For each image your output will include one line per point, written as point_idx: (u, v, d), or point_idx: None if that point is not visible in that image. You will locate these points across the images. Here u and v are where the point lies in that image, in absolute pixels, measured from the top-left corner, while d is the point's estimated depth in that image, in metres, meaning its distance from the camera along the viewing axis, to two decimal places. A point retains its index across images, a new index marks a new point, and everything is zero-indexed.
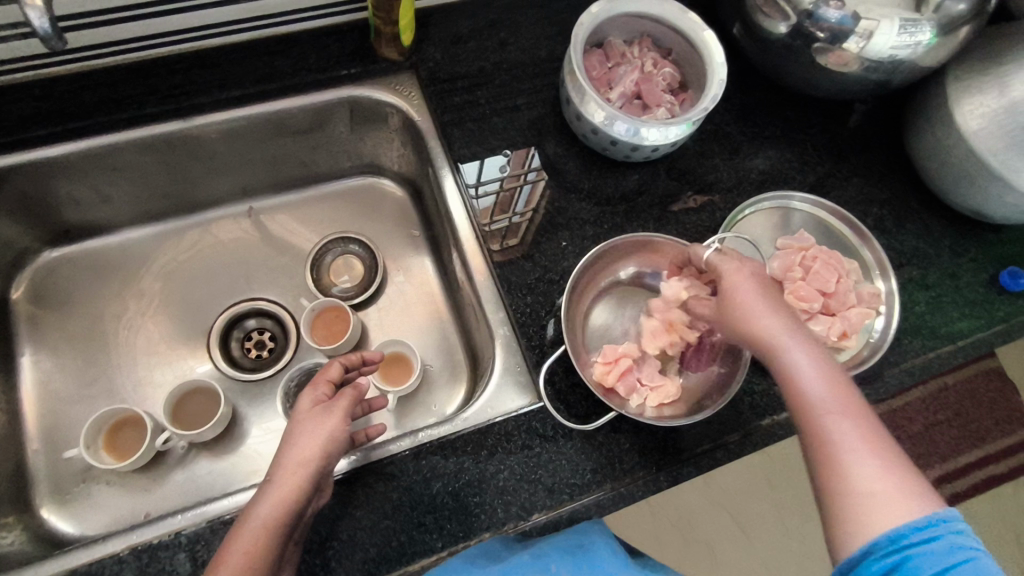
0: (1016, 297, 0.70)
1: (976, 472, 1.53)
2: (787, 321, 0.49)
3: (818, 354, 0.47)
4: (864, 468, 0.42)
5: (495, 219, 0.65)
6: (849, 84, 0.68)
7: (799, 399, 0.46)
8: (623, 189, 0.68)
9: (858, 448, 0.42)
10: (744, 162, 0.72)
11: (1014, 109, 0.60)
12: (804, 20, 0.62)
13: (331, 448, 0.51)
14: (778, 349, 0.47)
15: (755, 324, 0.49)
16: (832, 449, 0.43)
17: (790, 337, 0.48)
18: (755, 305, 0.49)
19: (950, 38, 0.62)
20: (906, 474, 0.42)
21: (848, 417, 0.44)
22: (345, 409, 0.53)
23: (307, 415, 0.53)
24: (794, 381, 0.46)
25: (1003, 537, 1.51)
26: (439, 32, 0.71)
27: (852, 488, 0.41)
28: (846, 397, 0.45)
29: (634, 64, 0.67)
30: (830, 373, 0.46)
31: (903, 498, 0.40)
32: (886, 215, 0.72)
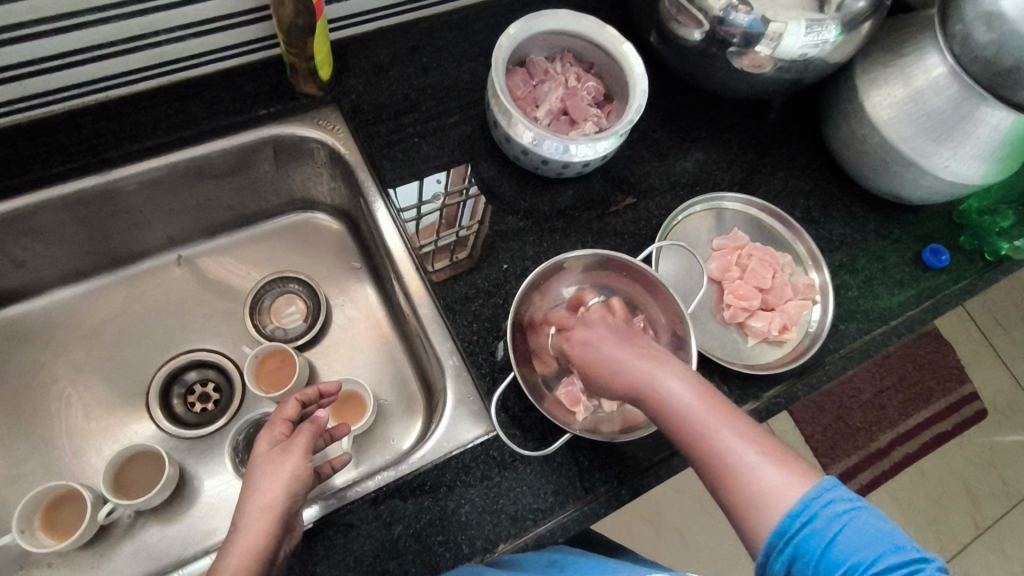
0: (938, 273, 0.74)
1: (923, 432, 1.61)
2: (647, 352, 0.50)
3: (676, 373, 0.49)
4: (751, 471, 0.44)
5: (442, 235, 0.64)
6: (765, 85, 0.70)
7: (676, 427, 0.47)
8: (558, 204, 0.68)
9: (742, 449, 0.45)
10: (674, 166, 0.73)
11: (918, 98, 0.64)
12: (716, 26, 0.64)
13: (294, 486, 0.49)
14: (642, 388, 0.48)
15: (616, 368, 0.50)
16: (725, 460, 0.45)
17: (649, 366, 0.49)
18: (612, 349, 0.51)
19: (854, 34, 0.65)
20: (782, 457, 0.45)
21: (724, 425, 0.46)
22: (305, 446, 0.52)
23: (266, 458, 0.51)
24: (670, 416, 0.47)
25: (956, 491, 1.59)
26: (358, 62, 0.69)
27: (750, 492, 0.44)
28: (711, 406, 0.47)
29: (558, 80, 0.68)
30: (695, 389, 0.48)
31: (789, 480, 0.44)
32: (813, 205, 0.75)
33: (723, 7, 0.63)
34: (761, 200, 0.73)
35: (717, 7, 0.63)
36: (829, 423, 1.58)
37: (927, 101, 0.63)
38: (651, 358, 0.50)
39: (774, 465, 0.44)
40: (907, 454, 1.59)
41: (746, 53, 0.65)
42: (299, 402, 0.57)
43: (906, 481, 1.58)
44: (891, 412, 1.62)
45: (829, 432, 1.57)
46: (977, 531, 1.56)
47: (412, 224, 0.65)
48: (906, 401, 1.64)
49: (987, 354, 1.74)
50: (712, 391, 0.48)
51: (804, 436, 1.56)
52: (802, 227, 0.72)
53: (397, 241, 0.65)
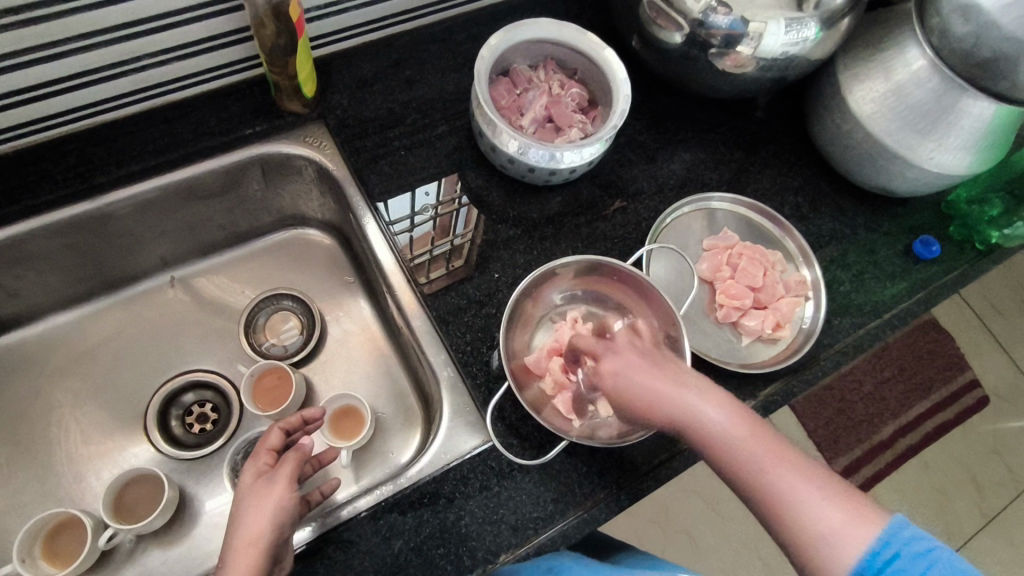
0: (930, 264, 0.74)
1: (926, 422, 1.61)
2: (689, 382, 0.49)
3: (726, 408, 0.47)
4: (814, 512, 0.43)
5: (436, 244, 0.64)
6: (748, 84, 0.71)
7: (731, 463, 0.46)
8: (547, 211, 0.68)
9: (800, 486, 0.44)
10: (662, 168, 0.74)
11: (901, 91, 0.64)
12: (696, 28, 0.65)
13: (280, 517, 0.48)
14: (691, 423, 0.47)
15: (661, 403, 0.48)
16: (784, 497, 0.44)
17: (697, 401, 0.47)
18: (655, 382, 0.49)
19: (833, 31, 0.66)
20: (842, 493, 0.44)
21: (779, 460, 0.45)
22: (289, 477, 0.51)
23: (250, 492, 0.50)
24: (722, 452, 0.46)
25: (961, 480, 1.59)
26: (342, 78, 0.69)
27: (814, 533, 0.42)
28: (763, 443, 0.46)
29: (542, 88, 0.68)
30: (746, 425, 0.46)
31: (853, 517, 0.42)
32: (802, 201, 0.75)
33: (702, 9, 0.63)
34: (749, 199, 0.73)
35: (696, 10, 0.63)
36: (831, 416, 1.58)
37: (910, 94, 0.64)
38: (698, 391, 0.48)
39: (835, 501, 0.43)
40: (911, 445, 1.59)
41: (727, 54, 0.65)
42: (282, 429, 0.57)
43: (911, 471, 1.58)
44: (893, 403, 1.62)
45: (832, 426, 1.57)
46: (984, 520, 1.56)
47: (404, 236, 0.66)
48: (907, 392, 1.64)
49: (986, 342, 1.74)
50: (760, 423, 0.47)
51: (806, 431, 1.56)
52: (791, 223, 0.72)
53: (388, 255, 0.65)
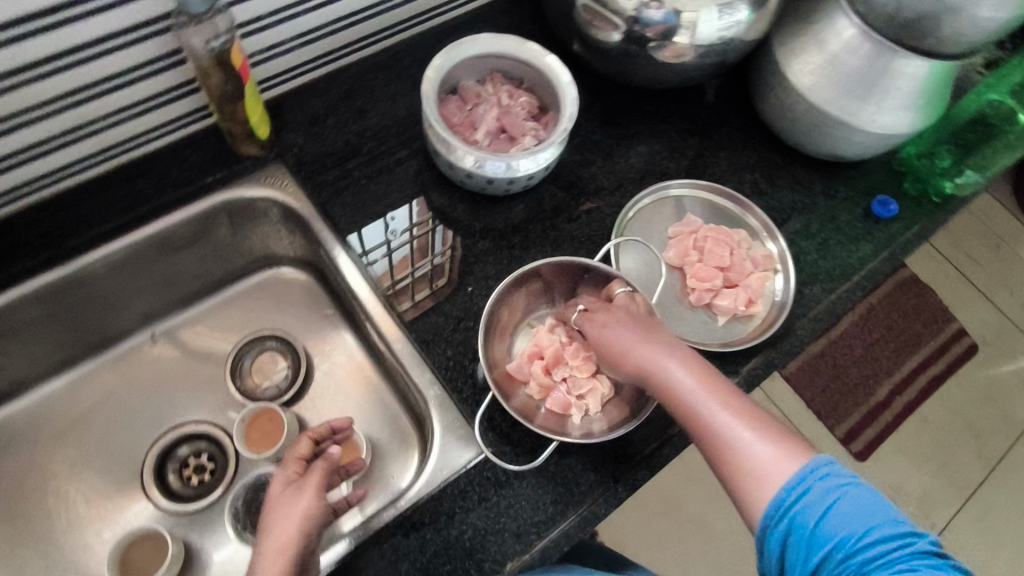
0: (890, 223, 0.76)
1: (920, 377, 1.64)
2: (654, 336, 0.56)
3: (684, 361, 0.54)
4: (751, 451, 0.49)
5: (416, 266, 0.66)
6: (691, 72, 0.73)
7: (683, 408, 0.52)
8: (512, 219, 0.70)
9: (741, 429, 0.50)
10: (619, 163, 0.75)
11: (836, 61, 0.67)
12: (632, 25, 0.67)
13: (309, 525, 0.51)
14: (653, 372, 0.54)
15: (629, 354, 0.55)
16: (724, 435, 0.50)
17: (660, 354, 0.54)
18: (625, 334, 0.56)
19: (763, 11, 0.68)
20: (779, 437, 0.50)
21: (725, 408, 0.51)
22: (317, 485, 0.54)
23: (280, 501, 0.53)
24: (676, 398, 0.52)
25: (962, 430, 1.61)
26: (295, 116, 0.70)
27: (749, 469, 0.49)
28: (715, 389, 0.52)
29: (491, 101, 0.70)
30: (700, 375, 0.53)
31: (785, 457, 0.49)
32: (759, 178, 0.77)
33: (635, 7, 0.65)
34: (708, 182, 0.74)
35: (630, 8, 0.66)
36: (826, 384, 1.60)
37: (845, 62, 0.66)
38: (662, 345, 0.55)
39: (771, 442, 0.49)
40: (908, 401, 1.61)
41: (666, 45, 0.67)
42: (311, 439, 0.59)
43: (911, 428, 1.60)
44: (885, 362, 1.64)
45: (829, 393, 1.59)
46: (988, 466, 1.58)
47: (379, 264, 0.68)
48: (898, 349, 1.66)
49: (967, 290, 1.77)
50: (716, 376, 0.53)
51: (804, 401, 1.58)
52: (750, 201, 0.74)
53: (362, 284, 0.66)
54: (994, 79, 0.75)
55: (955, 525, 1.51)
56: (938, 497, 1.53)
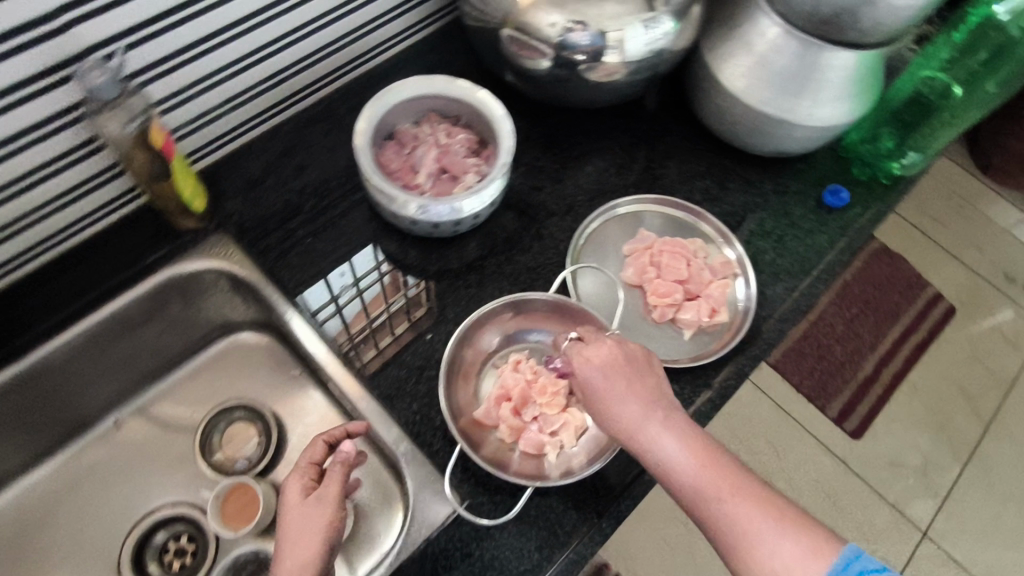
0: (842, 212, 0.76)
1: (904, 346, 1.65)
2: (651, 406, 0.52)
3: (680, 436, 0.50)
4: (764, 545, 0.45)
5: (391, 300, 0.66)
6: (625, 88, 0.73)
7: (684, 489, 0.49)
8: (466, 258, 0.68)
9: (752, 517, 0.46)
10: (567, 186, 0.74)
11: (764, 61, 0.67)
12: (560, 51, 0.66)
13: (331, 534, 0.50)
14: (649, 448, 0.50)
15: (620, 425, 0.52)
16: (732, 526, 0.47)
17: (654, 428, 0.51)
18: (616, 401, 0.52)
19: (687, 21, 0.68)
20: (798, 529, 0.46)
21: (730, 493, 0.47)
22: (338, 489, 0.53)
23: (298, 507, 0.52)
24: (675, 479, 0.49)
25: (952, 392, 1.62)
26: (231, 182, 0.69)
27: (763, 564, 0.45)
28: (718, 470, 0.48)
29: (429, 142, 0.69)
30: (699, 453, 0.49)
31: (801, 553, 0.45)
32: (708, 183, 0.77)
33: (559, 32, 0.65)
34: (654, 195, 0.73)
35: (554, 34, 0.65)
36: (813, 365, 1.60)
37: (774, 62, 0.67)
38: (656, 415, 0.51)
39: (784, 537, 0.45)
40: (896, 372, 1.62)
41: (597, 65, 0.67)
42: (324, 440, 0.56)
43: (903, 398, 1.60)
44: (868, 335, 1.65)
45: (817, 374, 1.59)
46: (983, 426, 1.59)
47: (331, 322, 0.66)
48: (879, 321, 1.67)
49: (938, 253, 1.79)
50: (716, 451, 0.50)
51: (794, 385, 1.58)
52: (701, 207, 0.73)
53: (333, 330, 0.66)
54: (920, 61, 0.76)
55: (960, 489, 1.51)
56: (938, 463, 1.53)
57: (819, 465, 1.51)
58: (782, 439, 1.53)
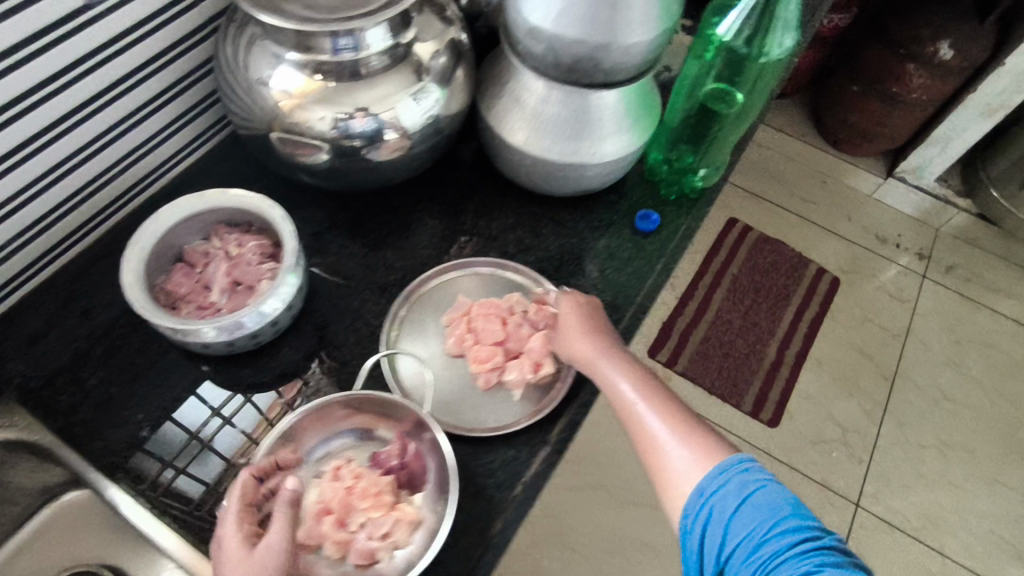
0: (657, 234, 0.77)
1: (799, 325, 1.71)
2: (603, 345, 0.62)
3: (627, 369, 0.61)
4: (670, 451, 0.56)
5: (292, 397, 0.64)
6: (415, 161, 0.73)
7: (621, 403, 0.60)
8: (280, 367, 0.66)
9: (668, 432, 0.57)
10: (380, 268, 0.73)
11: (536, 113, 0.69)
12: (341, 140, 0.66)
13: None
14: (597, 371, 0.61)
15: (576, 351, 0.63)
16: (650, 430, 0.58)
17: (608, 358, 0.62)
18: (574, 333, 0.63)
19: (452, 87, 0.70)
20: (701, 445, 0.56)
21: (659, 411, 0.59)
22: (285, 538, 0.49)
23: (242, 559, 0.48)
24: (616, 395, 0.60)
25: (855, 358, 1.67)
26: (12, 344, 0.65)
27: (667, 465, 0.56)
28: (653, 398, 0.59)
29: (218, 256, 0.66)
30: (640, 382, 0.60)
31: (695, 458, 0.55)
32: (522, 235, 0.77)
33: (337, 122, 0.65)
34: (455, 260, 0.73)
35: (331, 125, 0.65)
36: (720, 364, 1.63)
37: (545, 112, 0.68)
38: (610, 350, 0.62)
39: (683, 445, 0.56)
40: (797, 351, 1.67)
41: (380, 145, 0.67)
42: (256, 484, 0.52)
43: (811, 375, 1.64)
44: (764, 322, 1.71)
45: (725, 371, 1.62)
46: (889, 384, 1.65)
47: (210, 457, 0.61)
48: (771, 306, 1.74)
49: (812, 230, 1.89)
50: (655, 385, 0.61)
51: (706, 388, 1.60)
52: (506, 258, 0.74)
53: (231, 445, 0.62)
54: (675, 92, 0.80)
55: (882, 450, 1.55)
56: (856, 431, 1.57)
57: None
58: None
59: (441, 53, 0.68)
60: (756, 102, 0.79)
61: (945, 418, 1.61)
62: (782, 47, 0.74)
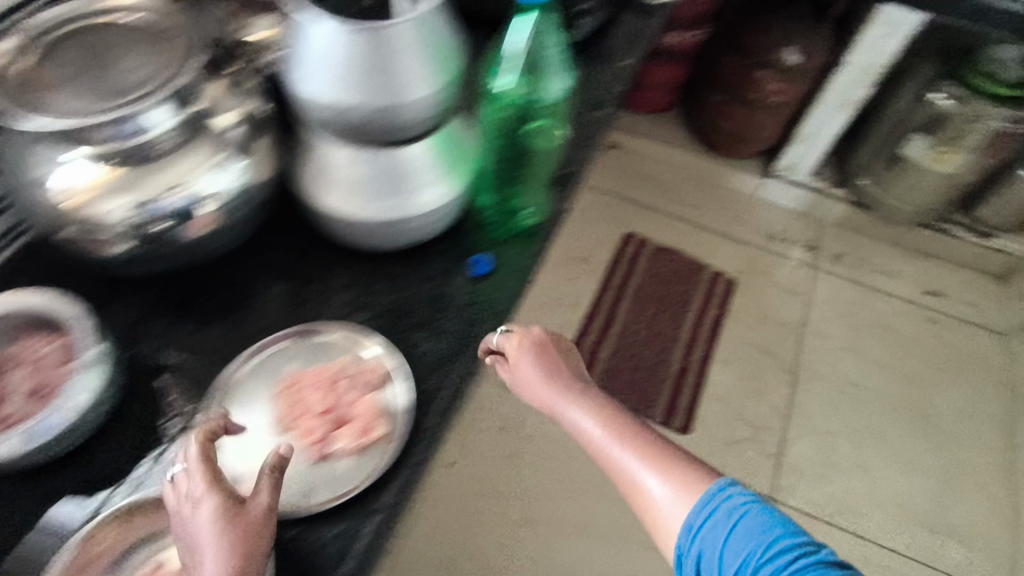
0: (490, 276, 0.78)
1: (701, 329, 1.77)
2: (562, 388, 0.73)
3: (590, 409, 0.72)
4: (646, 482, 0.68)
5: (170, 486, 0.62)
6: (229, 235, 0.72)
7: (591, 441, 0.71)
8: (93, 470, 0.62)
9: (638, 464, 0.69)
10: (206, 347, 0.71)
11: (340, 178, 0.69)
12: (149, 220, 0.65)
13: (267, 524, 0.54)
14: (565, 416, 0.72)
15: (541, 397, 0.74)
16: (625, 465, 0.69)
17: (568, 402, 0.73)
18: (535, 380, 0.74)
19: (249, 157, 0.69)
20: (671, 473, 0.68)
21: (628, 446, 0.70)
22: (270, 482, 0.55)
23: (230, 504, 0.53)
24: (586, 436, 0.72)
25: (757, 353, 1.73)
26: None
27: (647, 493, 0.68)
28: (619, 434, 0.71)
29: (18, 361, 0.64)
30: (603, 420, 0.72)
31: (671, 487, 0.67)
32: (355, 293, 0.76)
33: (145, 201, 0.64)
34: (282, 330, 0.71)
35: (138, 207, 0.63)
36: (629, 378, 1.67)
37: (349, 175, 0.69)
38: (569, 394, 0.73)
39: (657, 476, 0.68)
40: (702, 355, 1.72)
41: (191, 220, 0.66)
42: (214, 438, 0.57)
43: (718, 376, 1.69)
44: (668, 330, 1.77)
45: (634, 385, 1.66)
46: (791, 374, 1.71)
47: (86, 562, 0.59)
48: (672, 314, 1.80)
49: (704, 236, 1.97)
50: (617, 419, 0.72)
51: None
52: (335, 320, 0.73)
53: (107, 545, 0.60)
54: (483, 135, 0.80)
55: (792, 442, 1.60)
56: (765, 426, 1.61)
57: None
58: None
59: (230, 122, 0.67)
60: (551, 145, 0.86)
61: (847, 403, 1.67)
62: (557, 95, 0.84)
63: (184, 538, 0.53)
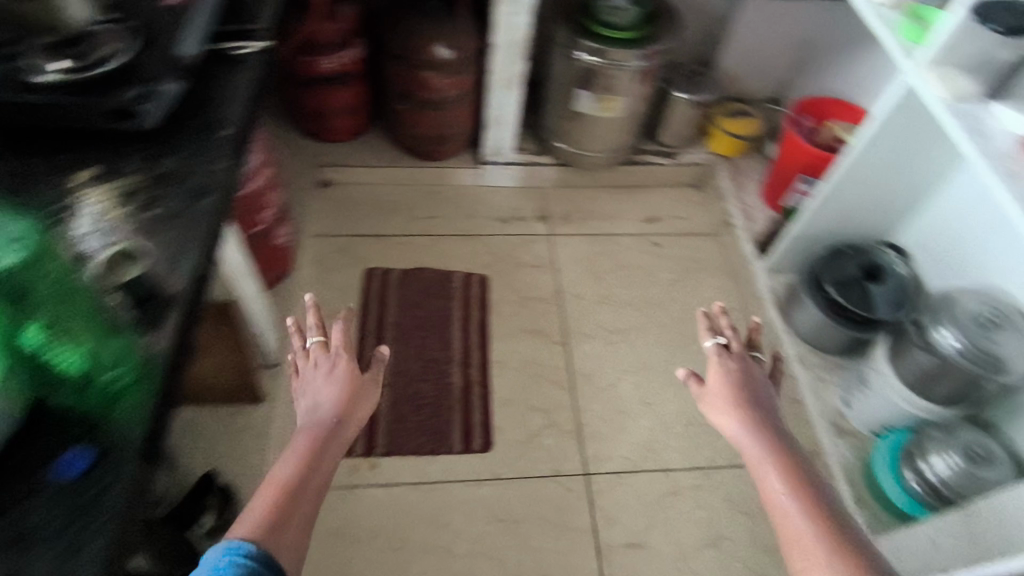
0: (91, 472, 0.62)
1: (470, 337, 1.73)
2: (763, 441, 0.93)
3: (780, 466, 0.89)
4: (813, 554, 0.80)
5: None
6: None
7: (773, 499, 0.87)
8: None
9: (811, 534, 0.81)
10: None
11: None
12: None
13: (370, 390, 1.00)
14: (757, 463, 0.91)
15: (739, 439, 0.95)
16: (797, 535, 0.82)
17: (760, 452, 0.92)
18: (732, 420, 0.96)
19: None
20: (844, 562, 0.78)
21: (807, 517, 0.83)
22: (375, 373, 1.02)
23: (354, 377, 0.98)
24: (769, 491, 0.88)
25: (527, 338, 1.75)
26: None
27: (807, 561, 0.80)
28: (798, 496, 0.85)
29: None
30: (789, 477, 0.88)
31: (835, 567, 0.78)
32: None
33: None
34: None
35: None
36: (416, 419, 1.58)
37: None
38: (766, 443, 0.92)
39: (830, 558, 0.78)
40: (479, 362, 1.69)
41: None
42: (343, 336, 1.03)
43: (499, 376, 1.67)
44: (440, 352, 1.70)
45: (423, 422, 1.58)
46: (563, 344, 1.75)
47: None
48: (438, 334, 1.73)
49: (445, 244, 1.93)
50: (803, 489, 0.86)
51: (413, 455, 1.53)
52: None
53: None
54: None
55: (585, 409, 1.64)
56: (556, 405, 1.64)
57: (477, 498, 1.48)
58: (439, 505, 1.46)
59: None
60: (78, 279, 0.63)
61: (619, 348, 1.75)
62: (13, 237, 0.57)
63: (308, 393, 0.97)
